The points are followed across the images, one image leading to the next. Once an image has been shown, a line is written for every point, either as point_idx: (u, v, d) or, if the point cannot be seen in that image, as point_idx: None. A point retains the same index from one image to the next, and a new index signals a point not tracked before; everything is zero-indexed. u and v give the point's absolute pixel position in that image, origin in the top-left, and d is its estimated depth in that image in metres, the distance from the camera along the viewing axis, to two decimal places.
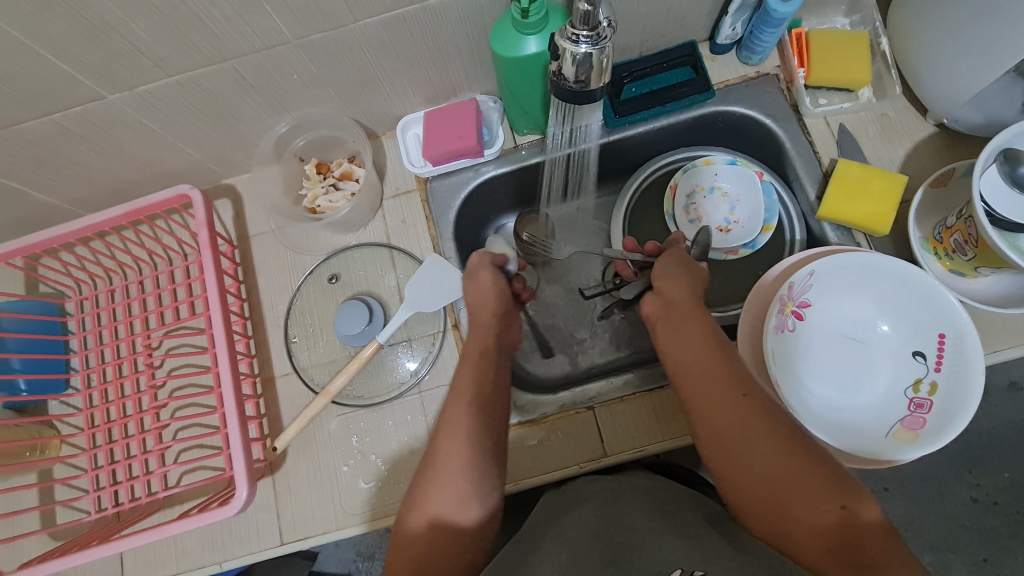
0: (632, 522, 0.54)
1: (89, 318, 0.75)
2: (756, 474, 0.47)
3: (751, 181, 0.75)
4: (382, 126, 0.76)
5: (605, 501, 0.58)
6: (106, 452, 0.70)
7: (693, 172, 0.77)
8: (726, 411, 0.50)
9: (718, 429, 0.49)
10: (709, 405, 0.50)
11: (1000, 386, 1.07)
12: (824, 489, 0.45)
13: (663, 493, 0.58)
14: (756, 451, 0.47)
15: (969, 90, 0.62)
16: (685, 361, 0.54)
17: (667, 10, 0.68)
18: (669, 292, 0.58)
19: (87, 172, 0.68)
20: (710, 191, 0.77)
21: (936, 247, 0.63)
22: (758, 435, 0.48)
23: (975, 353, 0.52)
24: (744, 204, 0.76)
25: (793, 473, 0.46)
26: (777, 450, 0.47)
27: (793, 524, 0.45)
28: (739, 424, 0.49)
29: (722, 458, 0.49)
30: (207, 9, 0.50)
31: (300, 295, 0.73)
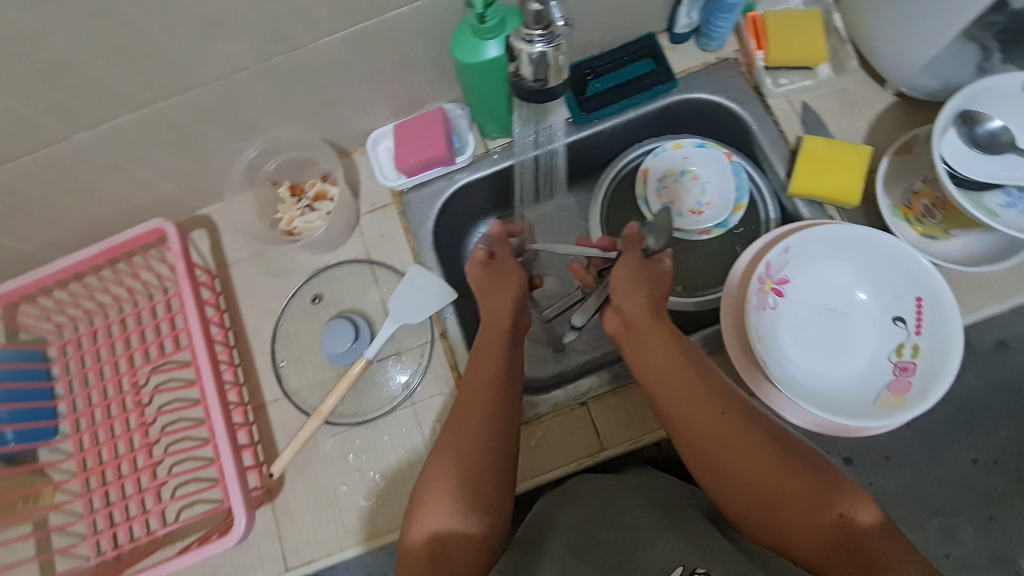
0: (632, 521, 0.51)
1: (73, 361, 0.74)
2: (749, 484, 0.48)
3: (721, 163, 0.76)
4: (353, 142, 0.76)
5: (602, 503, 0.56)
6: (101, 495, 0.69)
7: (663, 155, 0.78)
8: (708, 425, 0.50)
9: (702, 443, 0.50)
10: (689, 421, 0.51)
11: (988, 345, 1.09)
12: (816, 496, 0.46)
13: (660, 492, 0.56)
14: (743, 461, 0.48)
15: (922, 57, 0.63)
16: (659, 379, 0.54)
17: (623, 5, 0.69)
18: (632, 309, 0.58)
19: (59, 215, 0.67)
20: (682, 173, 0.77)
21: (907, 214, 0.64)
22: (745, 447, 0.49)
23: (952, 314, 0.53)
24: (716, 185, 0.76)
25: (784, 481, 0.47)
26: (765, 459, 0.48)
27: (791, 533, 0.46)
28: (725, 439, 0.49)
29: (711, 472, 0.50)
30: (163, 41, 0.50)
31: (285, 318, 0.73)
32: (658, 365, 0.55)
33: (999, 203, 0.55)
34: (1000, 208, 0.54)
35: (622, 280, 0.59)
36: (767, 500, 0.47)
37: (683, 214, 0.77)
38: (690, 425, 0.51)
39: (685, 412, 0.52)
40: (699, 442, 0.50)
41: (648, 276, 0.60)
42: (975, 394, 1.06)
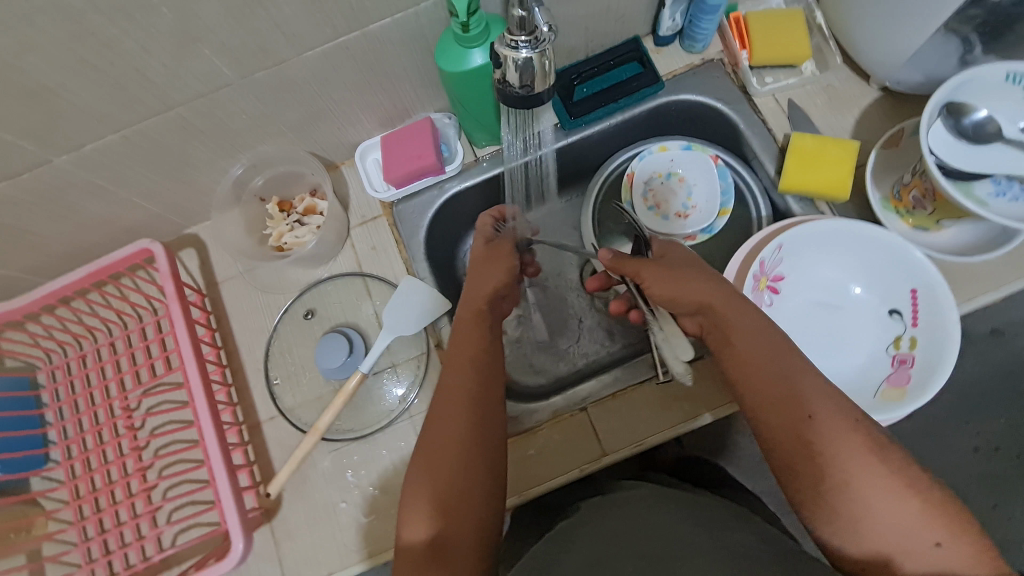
0: (674, 531, 0.47)
1: (62, 387, 0.73)
2: (838, 497, 0.43)
3: (706, 165, 0.77)
4: (340, 155, 0.75)
5: (643, 508, 0.53)
6: (94, 523, 0.67)
7: (649, 158, 0.78)
8: (798, 428, 0.46)
9: (791, 447, 0.46)
10: (777, 423, 0.47)
11: (985, 334, 1.11)
12: (912, 518, 0.41)
13: (706, 510, 0.52)
14: (835, 470, 0.44)
15: (905, 51, 0.64)
16: (744, 374, 0.49)
17: (606, 9, 0.69)
18: (707, 297, 0.54)
19: (43, 239, 0.66)
20: (668, 176, 0.78)
21: (897, 206, 0.64)
22: (840, 455, 0.44)
23: (947, 306, 0.53)
24: (702, 187, 0.77)
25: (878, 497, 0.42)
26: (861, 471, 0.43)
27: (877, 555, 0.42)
28: (816, 445, 0.45)
29: (798, 478, 0.45)
30: (143, 59, 0.49)
31: (277, 336, 0.72)
32: (742, 360, 0.50)
33: (989, 193, 0.55)
34: (990, 196, 0.55)
35: (671, 275, 0.56)
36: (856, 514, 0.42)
37: (669, 217, 0.78)
38: (776, 425, 0.47)
39: (773, 413, 0.47)
40: (785, 445, 0.46)
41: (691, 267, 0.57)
42: (969, 381, 1.09)
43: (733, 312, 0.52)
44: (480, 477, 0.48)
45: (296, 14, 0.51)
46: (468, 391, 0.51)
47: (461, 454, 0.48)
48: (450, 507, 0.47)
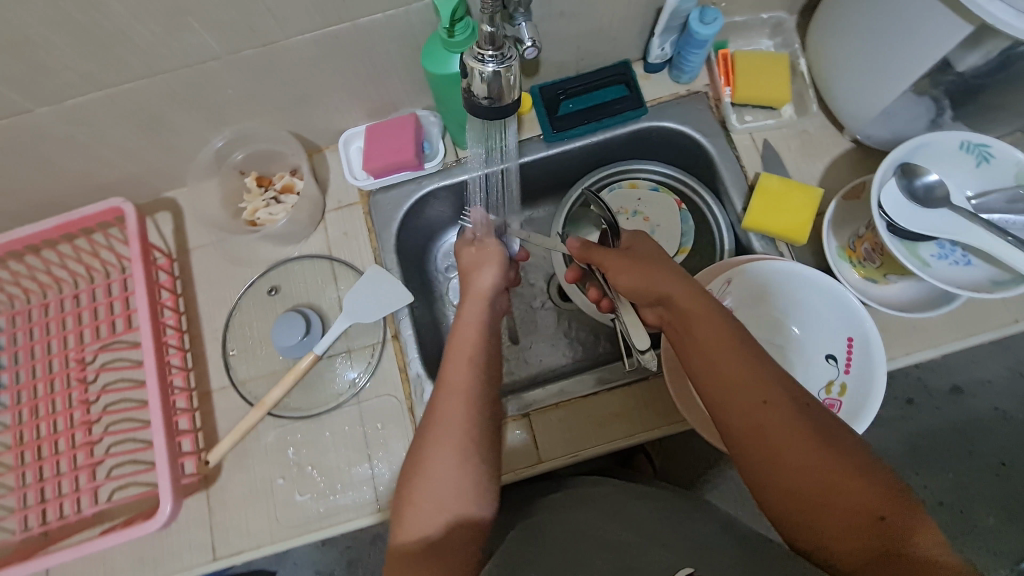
0: (641, 531, 0.51)
1: (20, 333, 0.73)
2: (792, 472, 0.44)
3: (671, 208, 0.81)
4: (325, 139, 0.76)
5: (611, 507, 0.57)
6: (34, 470, 0.68)
7: (618, 193, 0.82)
8: (751, 409, 0.46)
9: (746, 427, 0.46)
10: (732, 404, 0.47)
11: (945, 390, 1.16)
12: (860, 493, 0.42)
13: (669, 502, 0.57)
14: (788, 447, 0.44)
15: (875, 108, 0.66)
16: (704, 358, 0.50)
17: (598, 31, 0.71)
18: (670, 287, 0.54)
19: (18, 185, 0.67)
20: (634, 212, 0.81)
21: (850, 255, 0.67)
22: (791, 432, 0.45)
23: (878, 356, 0.56)
24: (665, 228, 0.80)
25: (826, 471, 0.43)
26: (811, 447, 0.44)
27: (823, 525, 0.42)
28: (770, 423, 0.45)
29: (752, 459, 0.46)
30: (130, 24, 0.50)
31: (238, 309, 0.73)
32: (701, 344, 0.50)
33: (932, 254, 0.58)
34: (933, 258, 0.58)
35: (632, 265, 0.57)
36: (809, 488, 0.43)
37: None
38: (730, 407, 0.47)
39: (729, 395, 0.48)
40: (740, 426, 0.47)
41: (654, 259, 0.58)
42: (919, 432, 1.14)
43: (693, 300, 0.53)
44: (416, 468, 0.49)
45: (289, 0, 0.53)
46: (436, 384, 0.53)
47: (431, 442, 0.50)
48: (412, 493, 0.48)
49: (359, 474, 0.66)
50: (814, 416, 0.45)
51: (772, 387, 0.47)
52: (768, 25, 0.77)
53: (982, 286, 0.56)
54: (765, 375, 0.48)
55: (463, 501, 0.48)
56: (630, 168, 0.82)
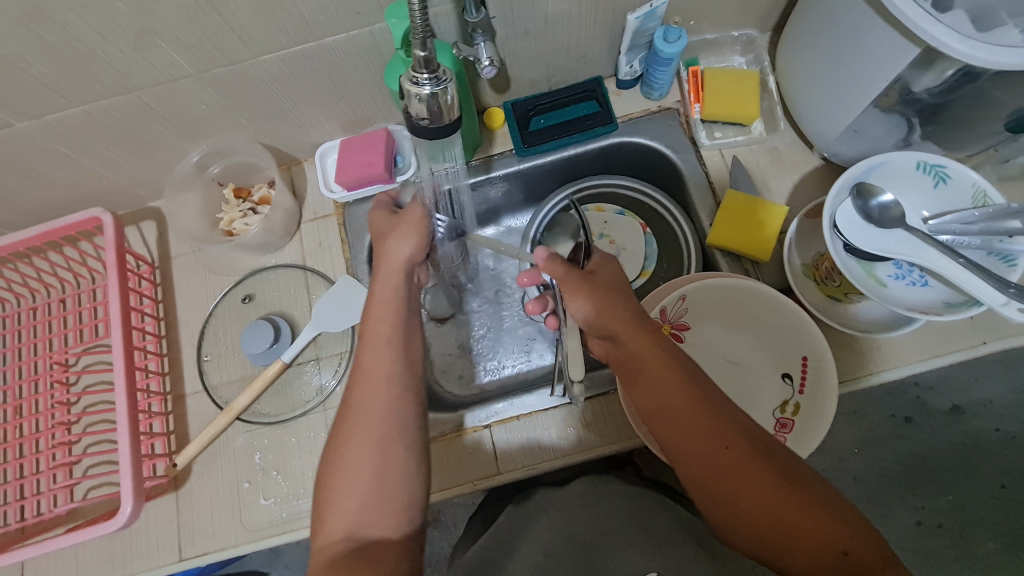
0: (608, 526, 0.53)
1: (9, 335, 0.77)
2: (757, 514, 0.45)
3: (636, 231, 0.82)
4: (303, 152, 0.79)
5: (581, 501, 0.58)
6: (14, 467, 0.71)
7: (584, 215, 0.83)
8: (711, 455, 0.47)
9: (707, 472, 0.47)
10: (693, 451, 0.48)
11: (945, 410, 1.13)
12: (823, 530, 0.44)
13: (638, 495, 0.58)
14: (751, 490, 0.46)
15: (839, 125, 0.66)
16: (662, 403, 0.50)
17: (566, 48, 0.72)
18: (623, 332, 0.53)
19: (7, 195, 0.70)
20: (601, 236, 0.82)
21: (815, 275, 0.65)
22: (752, 475, 0.46)
23: (830, 376, 0.55)
24: (630, 251, 0.82)
25: (789, 511, 0.45)
26: (773, 487, 0.45)
27: (791, 561, 0.45)
28: (730, 470, 0.46)
29: (716, 502, 0.47)
30: (100, 45, 0.53)
31: (214, 316, 0.76)
32: (658, 390, 0.50)
33: (889, 274, 0.58)
34: (889, 278, 0.58)
35: (587, 294, 0.56)
36: (776, 529, 0.45)
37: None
38: (691, 453, 0.48)
39: (688, 441, 0.48)
40: (701, 471, 0.47)
41: (609, 287, 0.57)
42: (917, 453, 1.12)
43: (646, 341, 0.52)
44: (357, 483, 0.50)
45: (251, 21, 0.55)
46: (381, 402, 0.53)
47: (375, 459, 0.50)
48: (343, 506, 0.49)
49: None
50: (771, 454, 0.47)
51: (729, 430, 0.48)
52: (740, 42, 0.78)
53: (934, 308, 0.55)
54: (721, 417, 0.48)
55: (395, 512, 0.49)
56: (600, 182, 0.83)
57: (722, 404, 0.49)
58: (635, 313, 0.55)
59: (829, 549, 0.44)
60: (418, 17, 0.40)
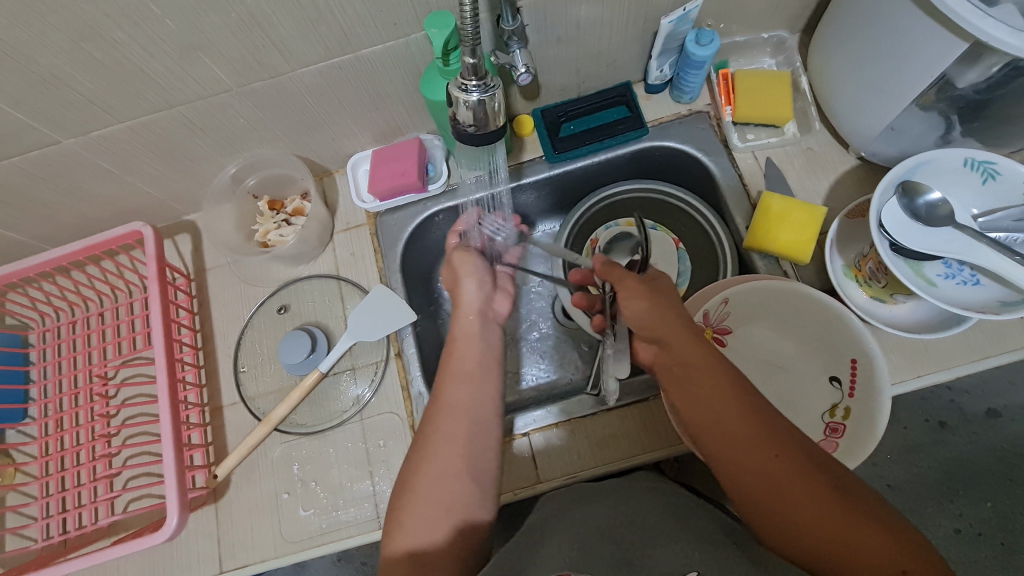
0: (646, 522, 0.50)
1: (50, 349, 0.78)
2: (809, 528, 0.43)
3: (669, 248, 0.82)
4: (335, 163, 0.80)
5: (617, 499, 0.55)
6: (57, 480, 0.72)
7: (616, 231, 0.83)
8: (762, 462, 0.46)
9: (757, 481, 0.45)
10: (742, 459, 0.46)
11: (980, 414, 1.10)
12: (881, 550, 0.41)
13: (676, 496, 0.55)
14: (803, 501, 0.44)
15: (878, 125, 0.66)
16: (710, 408, 0.49)
17: (597, 54, 0.72)
18: (674, 335, 0.53)
19: (49, 210, 0.72)
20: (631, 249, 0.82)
21: (857, 274, 0.65)
22: (803, 485, 0.44)
23: (882, 379, 0.54)
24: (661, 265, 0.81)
25: (845, 527, 0.42)
26: (826, 500, 0.43)
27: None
28: (780, 479, 0.45)
29: (766, 515, 0.45)
30: (147, 61, 0.54)
31: (250, 327, 0.76)
32: (705, 394, 0.50)
33: (938, 274, 0.57)
34: (939, 277, 0.57)
35: (645, 295, 0.56)
36: (830, 545, 0.42)
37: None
38: (740, 461, 0.47)
39: (737, 447, 0.47)
40: (751, 480, 0.46)
41: (666, 292, 0.58)
42: (953, 458, 1.09)
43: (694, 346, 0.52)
44: None
45: (292, 34, 0.56)
46: None
47: None
48: None
49: (361, 491, 0.68)
50: (824, 468, 0.45)
51: (779, 440, 0.46)
52: (769, 44, 0.77)
53: (990, 307, 0.54)
54: (771, 427, 0.47)
55: None
56: (631, 186, 0.82)
57: (770, 414, 0.48)
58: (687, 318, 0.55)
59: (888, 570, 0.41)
60: (468, 24, 0.41)
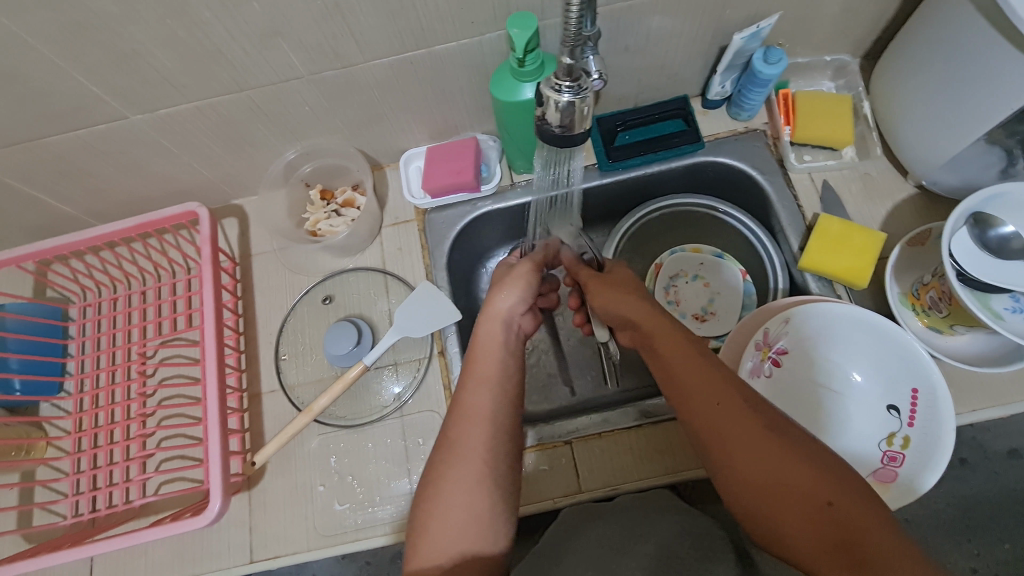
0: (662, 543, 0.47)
1: (89, 323, 0.78)
2: (747, 471, 0.44)
3: (734, 277, 0.81)
4: (387, 157, 0.79)
5: (628, 519, 0.53)
6: (89, 456, 0.71)
7: (680, 255, 0.83)
8: (707, 412, 0.47)
9: (702, 430, 0.47)
10: (691, 412, 0.48)
11: (1000, 453, 1.08)
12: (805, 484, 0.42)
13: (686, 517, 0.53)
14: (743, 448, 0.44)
15: (943, 156, 0.66)
16: (664, 366, 0.51)
17: (660, 67, 0.72)
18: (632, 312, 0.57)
19: (104, 185, 0.72)
20: (694, 276, 0.83)
21: (914, 302, 0.65)
22: (745, 435, 0.45)
23: (945, 410, 0.54)
24: (725, 297, 0.81)
25: (781, 467, 0.43)
26: (763, 445, 0.44)
27: (780, 524, 0.42)
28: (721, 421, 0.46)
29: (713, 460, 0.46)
30: (228, 43, 0.54)
31: (293, 315, 0.76)
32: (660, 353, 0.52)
33: (1005, 307, 0.56)
34: (1005, 311, 0.56)
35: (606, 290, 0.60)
36: (762, 487, 0.43)
37: (686, 316, 0.81)
38: (690, 411, 0.48)
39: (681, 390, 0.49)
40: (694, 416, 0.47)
41: (634, 287, 0.61)
42: (972, 497, 1.07)
43: (652, 318, 0.55)
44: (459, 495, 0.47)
45: (373, 26, 0.56)
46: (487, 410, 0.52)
47: (481, 470, 0.49)
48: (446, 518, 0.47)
49: (398, 488, 0.67)
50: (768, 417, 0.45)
51: (726, 390, 0.47)
52: (831, 67, 0.77)
53: None
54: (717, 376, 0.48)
55: (498, 528, 0.47)
56: (682, 201, 0.81)
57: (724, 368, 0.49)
58: (651, 304, 0.57)
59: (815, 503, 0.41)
60: (573, 22, 0.44)
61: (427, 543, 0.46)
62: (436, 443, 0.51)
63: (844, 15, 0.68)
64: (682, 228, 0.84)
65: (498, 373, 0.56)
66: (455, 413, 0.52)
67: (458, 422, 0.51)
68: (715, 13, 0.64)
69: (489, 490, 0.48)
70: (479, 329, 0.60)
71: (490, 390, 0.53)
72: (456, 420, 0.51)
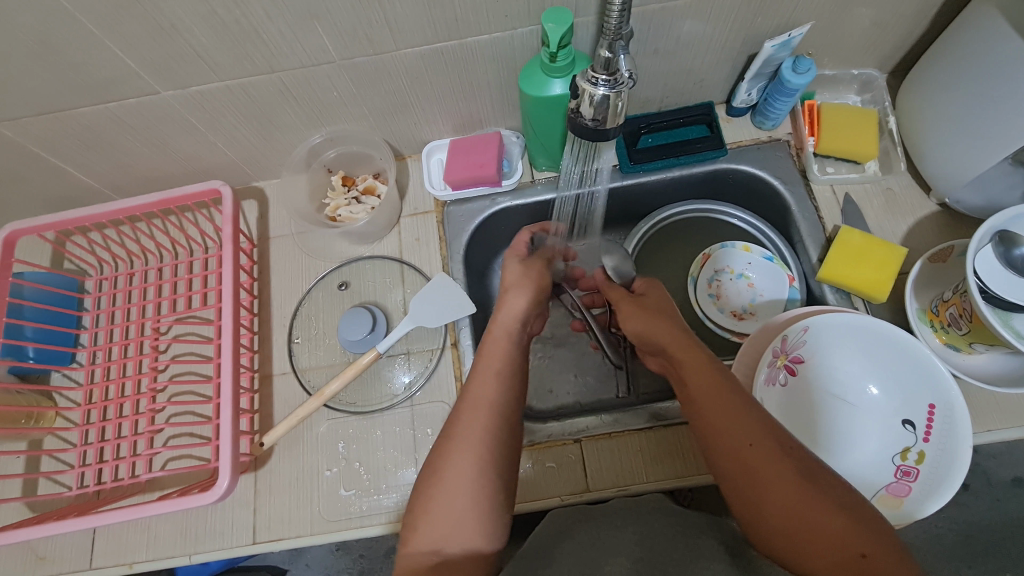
0: (656, 543, 0.45)
1: (105, 297, 0.78)
2: (773, 505, 0.43)
3: (781, 282, 0.78)
4: (410, 148, 0.80)
5: (622, 518, 0.50)
6: (98, 429, 0.71)
7: (730, 252, 0.81)
8: (737, 448, 0.46)
9: (728, 461, 0.46)
10: (719, 443, 0.47)
11: (1005, 481, 1.07)
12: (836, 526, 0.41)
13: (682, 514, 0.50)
14: (771, 485, 0.43)
15: (966, 174, 0.66)
16: (692, 394, 0.51)
17: (687, 72, 0.72)
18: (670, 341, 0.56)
19: (129, 160, 0.72)
20: (740, 275, 0.80)
21: (932, 319, 0.64)
22: (772, 471, 0.44)
23: (962, 426, 0.54)
24: (768, 299, 0.78)
25: (810, 512, 0.41)
26: (792, 485, 0.43)
27: (808, 564, 0.41)
28: (755, 457, 0.45)
29: (737, 492, 0.45)
30: (264, 23, 0.55)
31: (308, 299, 0.76)
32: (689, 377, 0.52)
33: None
34: None
35: (640, 311, 0.61)
36: (789, 525, 0.42)
37: (724, 312, 0.79)
38: (716, 442, 0.47)
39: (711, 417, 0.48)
40: (726, 447, 0.47)
41: (663, 308, 0.61)
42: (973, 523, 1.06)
43: (681, 344, 0.55)
44: (462, 488, 0.47)
45: (408, 14, 0.56)
46: (495, 401, 0.51)
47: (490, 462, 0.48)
48: (452, 510, 0.46)
49: (404, 477, 0.66)
50: (798, 459, 0.44)
51: (755, 429, 0.46)
52: (857, 81, 0.77)
53: None
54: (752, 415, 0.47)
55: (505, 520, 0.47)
56: (705, 207, 0.82)
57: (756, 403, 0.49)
58: (684, 331, 0.57)
59: (845, 551, 0.40)
60: (612, 18, 0.46)
61: (435, 529, 0.46)
62: (446, 432, 0.51)
63: (874, 30, 0.68)
64: (697, 234, 0.84)
65: (510, 365, 0.55)
66: (463, 405, 0.52)
67: (473, 410, 0.51)
68: (748, 19, 0.64)
69: (499, 485, 0.48)
70: (496, 320, 0.60)
71: (507, 381, 0.53)
72: (468, 412, 0.51)
